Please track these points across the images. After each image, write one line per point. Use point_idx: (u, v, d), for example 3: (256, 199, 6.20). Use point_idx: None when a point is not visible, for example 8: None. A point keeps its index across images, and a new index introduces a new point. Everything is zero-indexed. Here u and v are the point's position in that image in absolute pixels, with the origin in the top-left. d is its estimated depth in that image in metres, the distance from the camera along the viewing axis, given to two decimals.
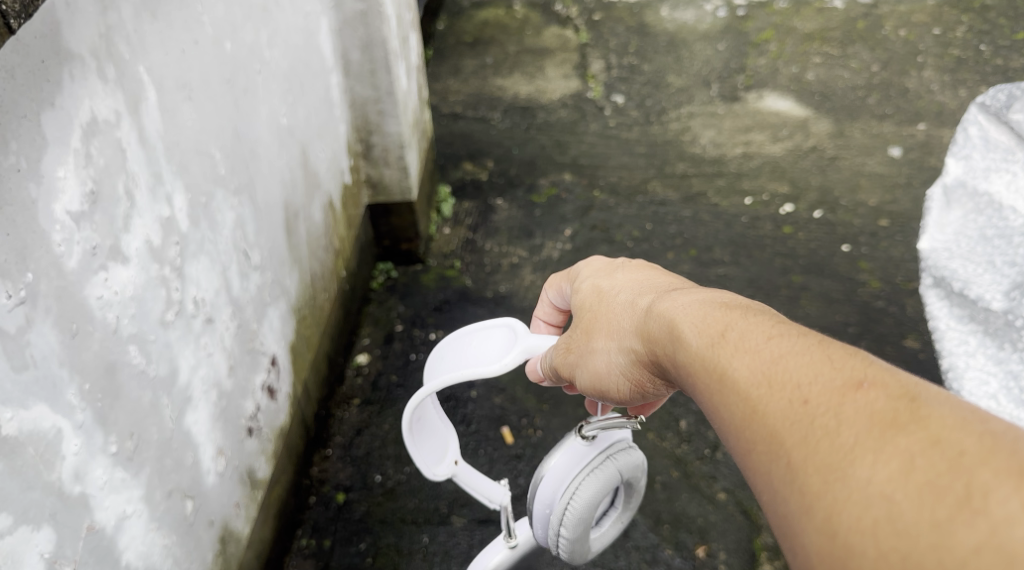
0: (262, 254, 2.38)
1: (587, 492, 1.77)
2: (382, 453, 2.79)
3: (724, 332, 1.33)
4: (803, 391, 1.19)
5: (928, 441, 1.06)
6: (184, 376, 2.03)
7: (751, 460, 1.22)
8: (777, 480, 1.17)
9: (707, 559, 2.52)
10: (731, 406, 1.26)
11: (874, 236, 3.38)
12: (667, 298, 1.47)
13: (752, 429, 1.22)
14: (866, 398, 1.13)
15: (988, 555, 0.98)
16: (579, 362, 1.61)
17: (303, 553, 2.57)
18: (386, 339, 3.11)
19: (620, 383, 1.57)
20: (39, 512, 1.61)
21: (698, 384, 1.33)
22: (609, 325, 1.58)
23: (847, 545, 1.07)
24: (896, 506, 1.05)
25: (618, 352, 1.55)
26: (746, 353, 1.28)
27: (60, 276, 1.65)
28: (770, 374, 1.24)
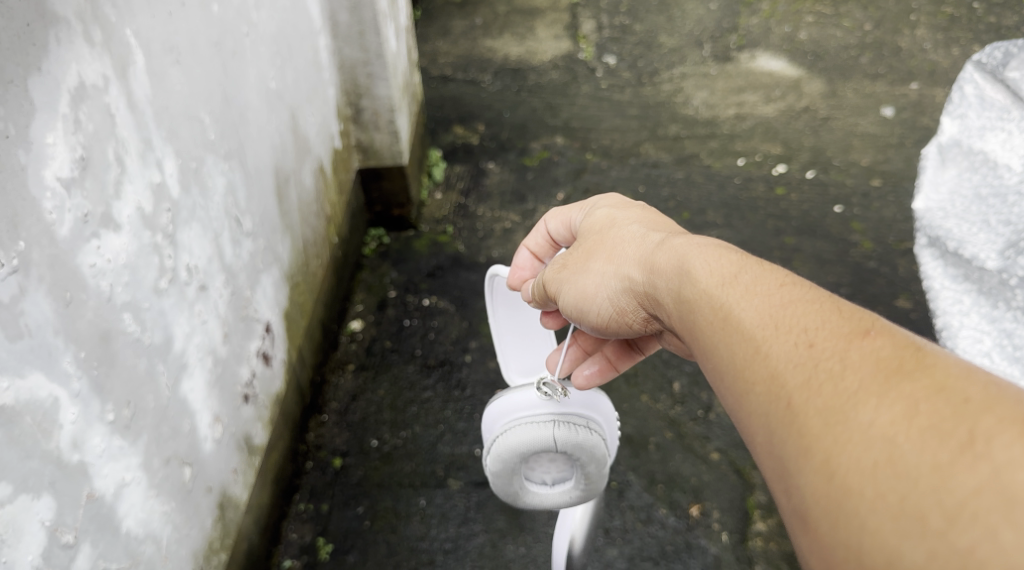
0: (254, 221, 2.36)
1: (512, 437, 1.82)
2: (377, 418, 2.80)
3: (736, 275, 1.37)
4: (809, 336, 1.23)
5: (933, 388, 1.09)
6: (180, 344, 2.02)
7: (751, 405, 1.26)
8: (778, 422, 1.21)
9: (701, 518, 2.54)
10: (735, 347, 1.30)
11: (867, 197, 3.38)
12: (670, 240, 1.50)
13: (755, 371, 1.26)
14: (871, 345, 1.17)
15: (987, 497, 1.01)
16: (571, 279, 1.67)
17: (301, 518, 2.58)
18: (379, 305, 3.11)
19: (603, 307, 1.63)
20: (38, 481, 1.61)
21: (703, 326, 1.37)
22: (611, 250, 1.61)
23: (844, 485, 1.10)
24: (896, 448, 1.08)
25: (611, 277, 1.59)
26: (755, 297, 1.32)
27: (52, 244, 1.64)
28: (778, 318, 1.27)
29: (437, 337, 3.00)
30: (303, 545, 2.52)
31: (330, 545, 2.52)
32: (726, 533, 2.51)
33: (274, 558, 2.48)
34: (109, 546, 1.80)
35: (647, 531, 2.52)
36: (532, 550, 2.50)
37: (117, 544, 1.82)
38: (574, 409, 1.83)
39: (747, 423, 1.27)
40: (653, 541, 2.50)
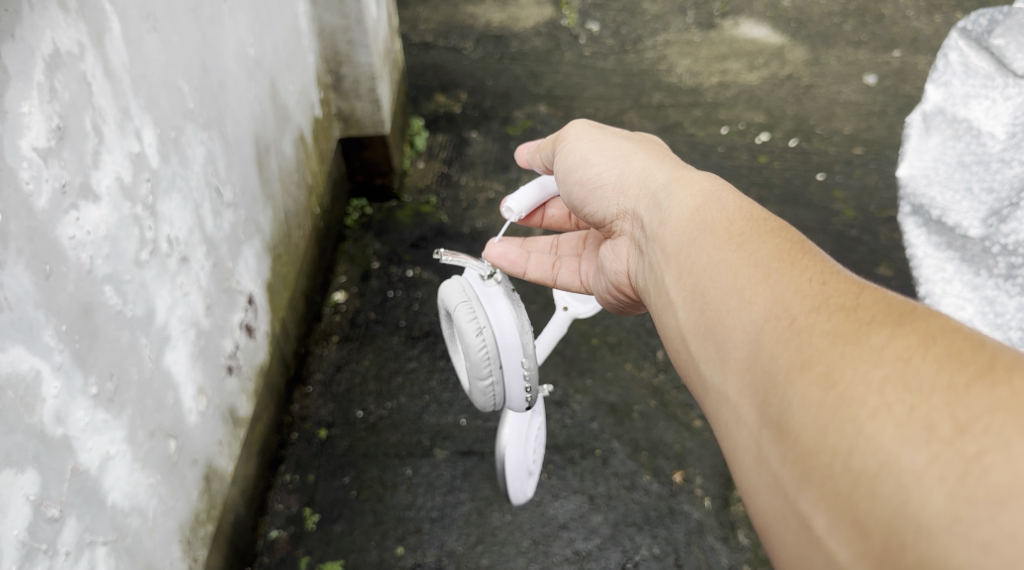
0: (235, 191, 2.34)
1: (445, 290, 2.04)
2: (363, 389, 2.80)
3: (761, 217, 1.49)
4: (822, 277, 1.33)
5: (949, 325, 1.19)
6: (162, 317, 2.01)
7: (747, 323, 1.35)
8: (775, 340, 1.29)
9: (685, 484, 2.56)
10: (741, 275, 1.40)
11: (849, 164, 3.39)
12: (698, 176, 1.63)
13: (758, 296, 1.36)
14: (884, 293, 1.28)
15: (1002, 415, 1.09)
16: (602, 139, 1.82)
17: (287, 488, 2.58)
18: (362, 276, 3.10)
19: (607, 170, 1.78)
20: (22, 455, 1.60)
21: (704, 257, 1.47)
22: (652, 150, 1.79)
23: (845, 394, 1.18)
24: (908, 366, 1.16)
25: (637, 156, 1.76)
26: (770, 239, 1.43)
27: (30, 216, 1.62)
28: (792, 259, 1.38)
29: (421, 307, 3.00)
30: (290, 515, 2.53)
31: (316, 515, 2.53)
32: (709, 499, 2.54)
33: (261, 529, 2.49)
34: (95, 519, 1.79)
35: (631, 497, 2.54)
36: (518, 517, 2.51)
37: (103, 518, 1.81)
38: (485, 305, 1.95)
39: (739, 343, 1.35)
40: (636, 507, 2.52)
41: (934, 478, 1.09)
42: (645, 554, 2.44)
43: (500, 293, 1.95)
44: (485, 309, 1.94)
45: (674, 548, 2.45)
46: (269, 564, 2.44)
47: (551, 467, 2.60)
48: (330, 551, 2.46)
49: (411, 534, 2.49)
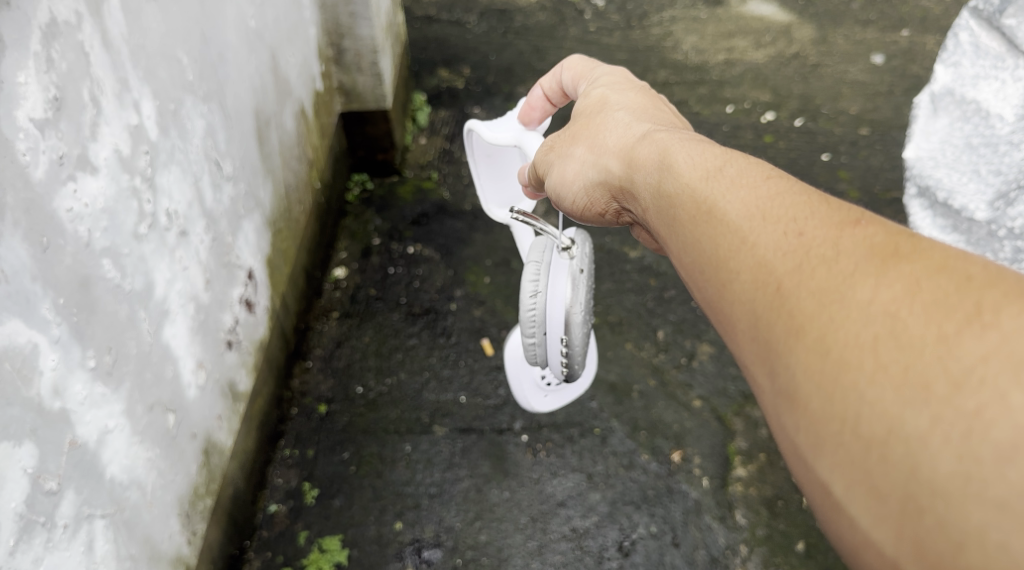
0: (234, 164, 2.32)
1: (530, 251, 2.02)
2: (363, 365, 2.79)
3: (719, 169, 1.43)
4: (798, 225, 1.28)
5: (933, 267, 1.15)
6: (161, 290, 2.00)
7: (737, 290, 1.31)
8: (767, 307, 1.26)
9: (683, 463, 2.56)
10: (721, 239, 1.35)
11: (854, 145, 3.36)
12: (668, 136, 1.58)
13: (740, 259, 1.31)
14: (864, 232, 1.23)
15: (996, 361, 1.07)
16: (555, 159, 1.78)
17: (287, 463, 2.58)
18: (363, 252, 3.08)
19: (576, 193, 1.76)
20: (19, 429, 1.59)
21: (687, 223, 1.43)
22: (594, 137, 1.72)
23: (841, 360, 1.16)
24: (898, 321, 1.14)
25: (590, 166, 1.71)
26: (743, 188, 1.38)
27: (27, 187, 1.60)
28: (765, 209, 1.33)
29: (421, 284, 2.98)
30: (289, 489, 2.53)
31: (316, 489, 2.53)
32: (706, 479, 2.53)
33: (261, 503, 2.49)
34: (94, 492, 1.78)
35: (629, 476, 2.54)
36: (516, 494, 2.51)
37: (102, 491, 1.81)
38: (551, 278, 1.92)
39: (731, 311, 1.32)
40: (635, 486, 2.52)
41: (939, 439, 1.07)
42: (642, 532, 2.44)
43: (565, 269, 1.92)
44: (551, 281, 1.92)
45: (671, 527, 2.45)
46: (268, 538, 2.44)
47: (550, 445, 2.60)
48: (329, 526, 2.46)
49: (410, 509, 2.49)
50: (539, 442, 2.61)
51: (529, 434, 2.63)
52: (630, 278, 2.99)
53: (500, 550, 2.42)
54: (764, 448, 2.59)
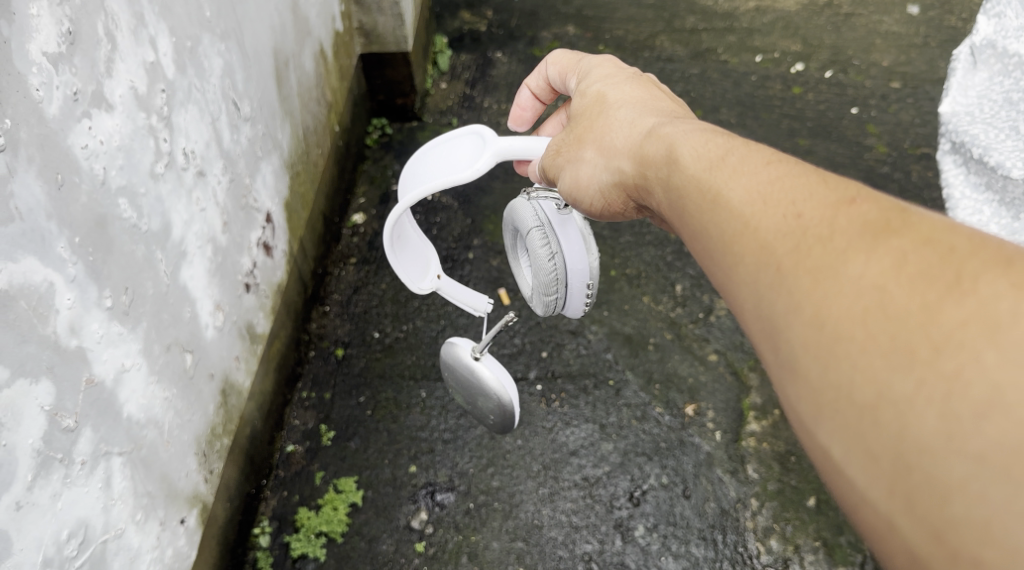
0: (253, 105, 2.29)
1: (518, 211, 2.00)
2: (380, 311, 2.78)
3: (723, 158, 1.39)
4: (797, 207, 1.24)
5: (919, 238, 1.12)
6: (178, 231, 1.99)
7: (739, 271, 1.28)
8: (769, 285, 1.23)
9: (696, 417, 2.55)
10: (723, 223, 1.32)
11: (885, 99, 3.28)
12: (673, 129, 1.54)
13: (741, 243, 1.28)
14: (860, 207, 1.19)
15: (974, 326, 1.05)
16: (566, 166, 1.76)
17: (304, 405, 2.59)
18: (382, 198, 3.05)
19: (594, 195, 1.73)
20: (36, 366, 1.59)
21: (694, 209, 1.39)
22: (601, 138, 1.68)
23: (834, 334, 1.14)
24: (885, 294, 1.11)
25: (602, 169, 1.68)
26: (744, 175, 1.34)
27: (40, 123, 1.58)
28: (766, 193, 1.29)
29: (439, 232, 2.96)
30: (306, 431, 2.54)
31: (332, 432, 2.54)
32: (720, 432, 2.52)
33: (278, 443, 2.51)
34: (111, 430, 1.79)
35: (642, 428, 2.54)
36: (528, 443, 2.52)
37: (119, 429, 1.81)
38: (565, 233, 1.92)
39: (734, 293, 1.29)
40: (647, 437, 2.52)
41: (922, 403, 1.06)
42: (653, 483, 2.44)
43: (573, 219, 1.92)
44: (566, 237, 1.92)
45: (682, 479, 2.45)
46: (285, 477, 2.46)
47: (563, 396, 2.60)
48: (345, 467, 2.48)
49: (424, 454, 2.49)
50: (553, 392, 2.60)
51: (543, 384, 2.62)
52: (650, 230, 2.95)
53: (512, 496, 2.43)
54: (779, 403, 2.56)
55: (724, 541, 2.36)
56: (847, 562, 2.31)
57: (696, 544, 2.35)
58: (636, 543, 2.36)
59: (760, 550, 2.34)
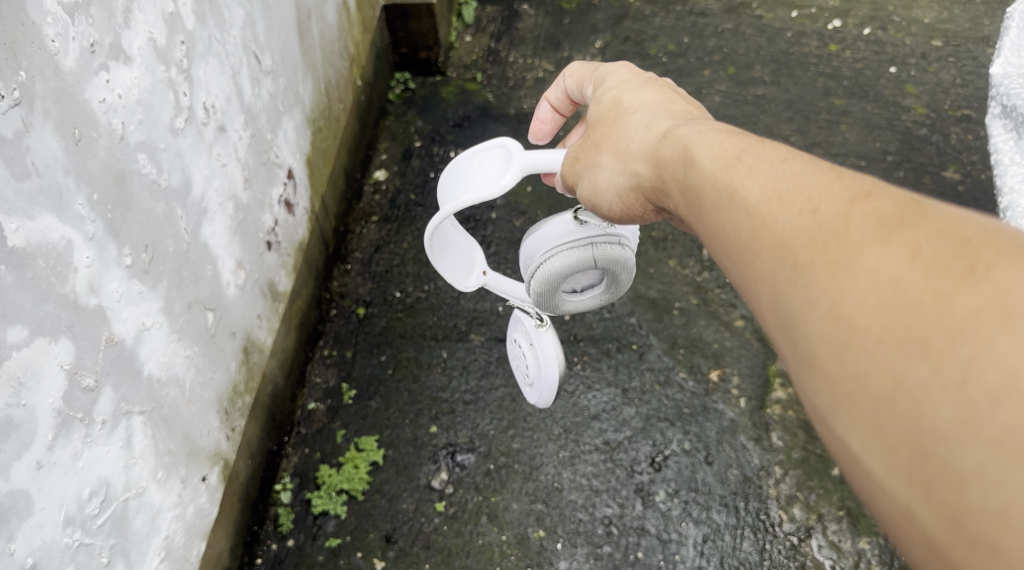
0: (274, 58, 2.23)
1: (559, 264, 1.81)
2: (401, 270, 2.74)
3: (738, 156, 1.31)
4: (812, 202, 1.17)
5: (935, 230, 1.06)
6: (198, 188, 1.95)
7: (756, 267, 1.20)
8: (785, 281, 1.15)
9: (720, 383, 2.50)
10: (738, 221, 1.25)
11: (926, 58, 3.18)
12: (689, 128, 1.44)
13: (757, 241, 1.21)
14: (875, 200, 1.12)
15: (989, 313, 0.99)
16: (583, 171, 1.63)
17: (326, 362, 2.57)
18: (404, 155, 3.00)
19: (614, 202, 1.61)
20: (55, 325, 1.56)
21: (708, 207, 1.31)
22: (619, 143, 1.56)
23: (850, 328, 1.07)
24: (900, 287, 1.05)
25: (619, 174, 1.56)
26: (759, 172, 1.26)
27: (57, 76, 1.53)
28: (781, 190, 1.21)
29: None
30: (328, 389, 2.52)
31: (353, 390, 2.51)
32: (744, 399, 2.47)
33: (300, 400, 2.49)
34: (131, 389, 1.77)
35: (665, 393, 2.49)
36: (550, 406, 2.48)
37: (140, 388, 1.79)
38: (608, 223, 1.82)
39: (750, 290, 1.22)
40: (670, 402, 2.48)
41: (938, 393, 1.00)
42: (675, 449, 2.40)
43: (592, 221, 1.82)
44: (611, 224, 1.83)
45: (705, 445, 2.41)
46: (306, 434, 2.44)
47: (586, 358, 2.56)
48: (366, 426, 2.45)
49: (445, 415, 2.46)
50: (575, 355, 2.56)
51: (566, 346, 2.58)
52: None
53: (532, 458, 2.40)
54: None
55: (746, 508, 2.32)
56: (871, 532, 2.27)
57: (718, 510, 2.31)
58: (657, 508, 2.32)
59: (783, 517, 2.30)
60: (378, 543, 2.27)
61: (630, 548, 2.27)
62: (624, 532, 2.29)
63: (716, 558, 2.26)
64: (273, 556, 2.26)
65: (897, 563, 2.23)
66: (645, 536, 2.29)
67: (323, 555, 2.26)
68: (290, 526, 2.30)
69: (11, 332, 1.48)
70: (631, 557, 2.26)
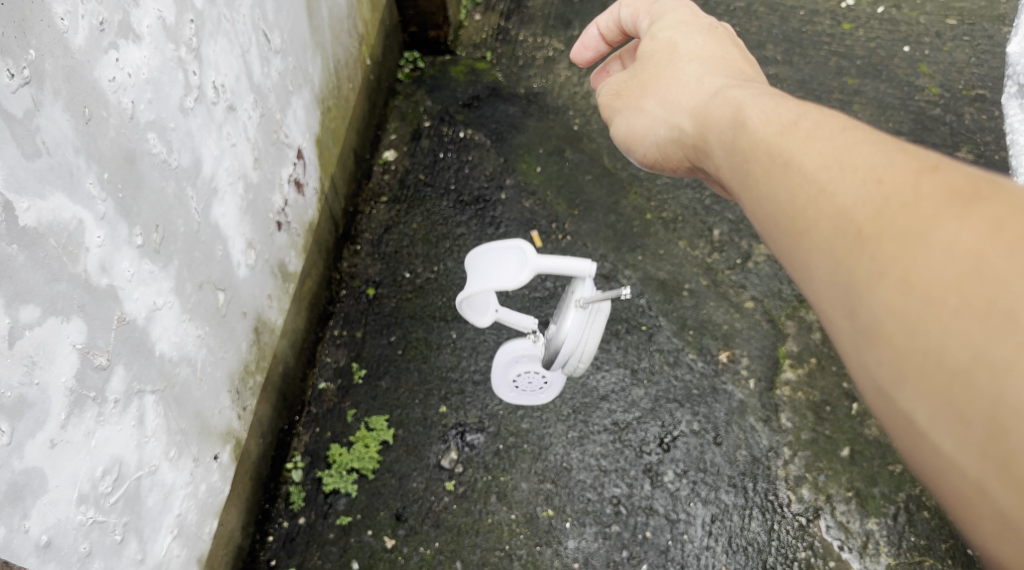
0: (283, 37, 2.22)
1: (592, 343, 2.00)
2: (411, 251, 2.74)
3: (795, 123, 1.28)
4: (877, 172, 1.14)
5: (1018, 202, 1.02)
6: (208, 168, 1.94)
7: (813, 235, 1.17)
8: (849, 252, 1.12)
9: (729, 365, 2.50)
10: (795, 189, 1.22)
11: (940, 37, 3.15)
12: (745, 96, 1.42)
13: (816, 209, 1.18)
14: (945, 172, 1.09)
15: None
16: (623, 111, 1.69)
17: (336, 342, 2.57)
18: (413, 135, 2.99)
19: (648, 146, 1.66)
20: (67, 304, 1.57)
21: (761, 176, 1.29)
22: (666, 91, 1.60)
23: (923, 298, 1.04)
24: (980, 259, 1.01)
25: (662, 124, 1.61)
26: (817, 140, 1.23)
27: (66, 55, 1.53)
28: (843, 158, 1.18)
29: (471, 171, 2.90)
30: (338, 368, 2.52)
31: (364, 370, 2.52)
32: (753, 380, 2.47)
33: (310, 380, 2.49)
34: (143, 368, 1.77)
35: (674, 374, 2.49)
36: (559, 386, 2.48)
37: (151, 367, 1.80)
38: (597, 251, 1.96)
39: (806, 259, 1.18)
40: (679, 383, 2.48)
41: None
42: (684, 429, 2.40)
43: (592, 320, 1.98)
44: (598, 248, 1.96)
45: (714, 426, 2.41)
46: (317, 414, 2.45)
47: (595, 340, 2.55)
48: (376, 406, 2.46)
49: (455, 395, 2.47)
50: None
51: None
52: None
53: (541, 439, 2.40)
54: (816, 353, 2.50)
55: (754, 489, 2.32)
56: (880, 513, 2.27)
57: (726, 491, 2.32)
58: (665, 488, 2.32)
59: (791, 498, 2.30)
60: (388, 522, 2.29)
61: (638, 527, 2.28)
62: (632, 512, 2.30)
63: (725, 537, 2.27)
64: (284, 534, 2.27)
65: (905, 544, 2.23)
66: (653, 516, 2.29)
67: (334, 533, 2.27)
68: (301, 504, 2.31)
69: (23, 311, 1.48)
70: (639, 536, 2.27)
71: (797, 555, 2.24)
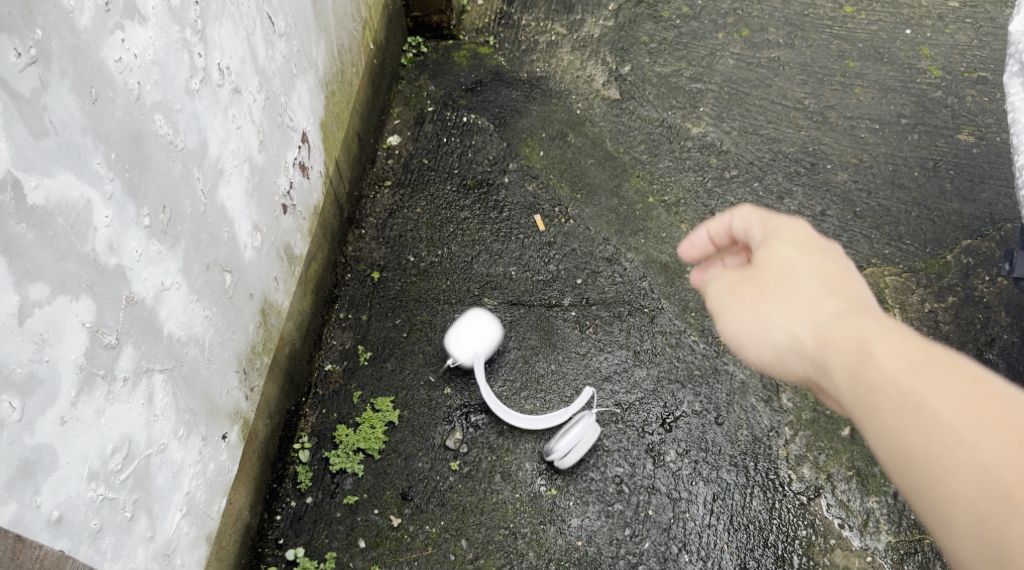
0: (287, 20, 2.23)
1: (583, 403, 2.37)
2: (415, 235, 2.75)
3: (924, 365, 1.30)
4: (1013, 449, 1.20)
5: None
6: (214, 149, 1.96)
7: (955, 484, 1.22)
8: (997, 520, 1.18)
9: (731, 346, 2.51)
10: (924, 441, 1.26)
11: (942, 19, 3.16)
12: (885, 331, 1.36)
13: (947, 469, 1.23)
14: None
15: None
16: (734, 312, 1.54)
17: (342, 325, 2.58)
18: (417, 120, 3.00)
19: (767, 353, 1.50)
20: (76, 283, 1.58)
21: (889, 414, 1.30)
22: (790, 302, 1.48)
23: None
24: None
25: (785, 336, 1.47)
26: (944, 390, 1.27)
27: (72, 35, 1.54)
28: (982, 411, 1.23)
29: (474, 155, 2.90)
30: (344, 351, 2.54)
31: (369, 352, 2.53)
32: None
33: (316, 362, 2.51)
34: (152, 348, 1.79)
35: (677, 355, 2.51)
36: (562, 368, 2.50)
37: (160, 347, 1.81)
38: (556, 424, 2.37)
39: (941, 519, 1.24)
40: (681, 365, 2.49)
41: None
42: (686, 410, 2.42)
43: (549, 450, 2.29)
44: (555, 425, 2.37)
45: (715, 406, 2.43)
46: (323, 396, 2.47)
47: (598, 322, 2.57)
48: (382, 387, 2.47)
49: (459, 376, 2.49)
50: (587, 318, 2.58)
51: (578, 310, 2.59)
52: (690, 156, 2.89)
53: (545, 419, 2.42)
54: None
55: (756, 468, 2.34)
56: (880, 491, 2.29)
57: (728, 470, 2.34)
58: (668, 468, 2.34)
59: (792, 477, 2.32)
60: (394, 500, 2.30)
61: (641, 505, 2.29)
62: (635, 491, 2.31)
63: (726, 516, 2.28)
64: (291, 513, 2.29)
65: (905, 522, 2.25)
66: (655, 494, 2.31)
67: (340, 511, 2.29)
68: (308, 484, 2.33)
69: (32, 289, 1.50)
70: (642, 514, 2.28)
71: (798, 533, 2.26)
